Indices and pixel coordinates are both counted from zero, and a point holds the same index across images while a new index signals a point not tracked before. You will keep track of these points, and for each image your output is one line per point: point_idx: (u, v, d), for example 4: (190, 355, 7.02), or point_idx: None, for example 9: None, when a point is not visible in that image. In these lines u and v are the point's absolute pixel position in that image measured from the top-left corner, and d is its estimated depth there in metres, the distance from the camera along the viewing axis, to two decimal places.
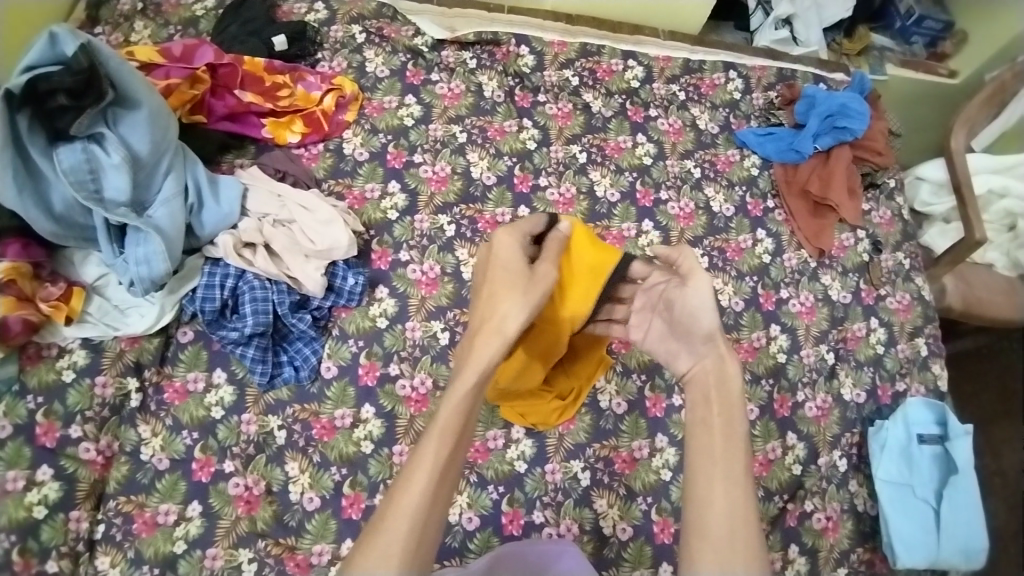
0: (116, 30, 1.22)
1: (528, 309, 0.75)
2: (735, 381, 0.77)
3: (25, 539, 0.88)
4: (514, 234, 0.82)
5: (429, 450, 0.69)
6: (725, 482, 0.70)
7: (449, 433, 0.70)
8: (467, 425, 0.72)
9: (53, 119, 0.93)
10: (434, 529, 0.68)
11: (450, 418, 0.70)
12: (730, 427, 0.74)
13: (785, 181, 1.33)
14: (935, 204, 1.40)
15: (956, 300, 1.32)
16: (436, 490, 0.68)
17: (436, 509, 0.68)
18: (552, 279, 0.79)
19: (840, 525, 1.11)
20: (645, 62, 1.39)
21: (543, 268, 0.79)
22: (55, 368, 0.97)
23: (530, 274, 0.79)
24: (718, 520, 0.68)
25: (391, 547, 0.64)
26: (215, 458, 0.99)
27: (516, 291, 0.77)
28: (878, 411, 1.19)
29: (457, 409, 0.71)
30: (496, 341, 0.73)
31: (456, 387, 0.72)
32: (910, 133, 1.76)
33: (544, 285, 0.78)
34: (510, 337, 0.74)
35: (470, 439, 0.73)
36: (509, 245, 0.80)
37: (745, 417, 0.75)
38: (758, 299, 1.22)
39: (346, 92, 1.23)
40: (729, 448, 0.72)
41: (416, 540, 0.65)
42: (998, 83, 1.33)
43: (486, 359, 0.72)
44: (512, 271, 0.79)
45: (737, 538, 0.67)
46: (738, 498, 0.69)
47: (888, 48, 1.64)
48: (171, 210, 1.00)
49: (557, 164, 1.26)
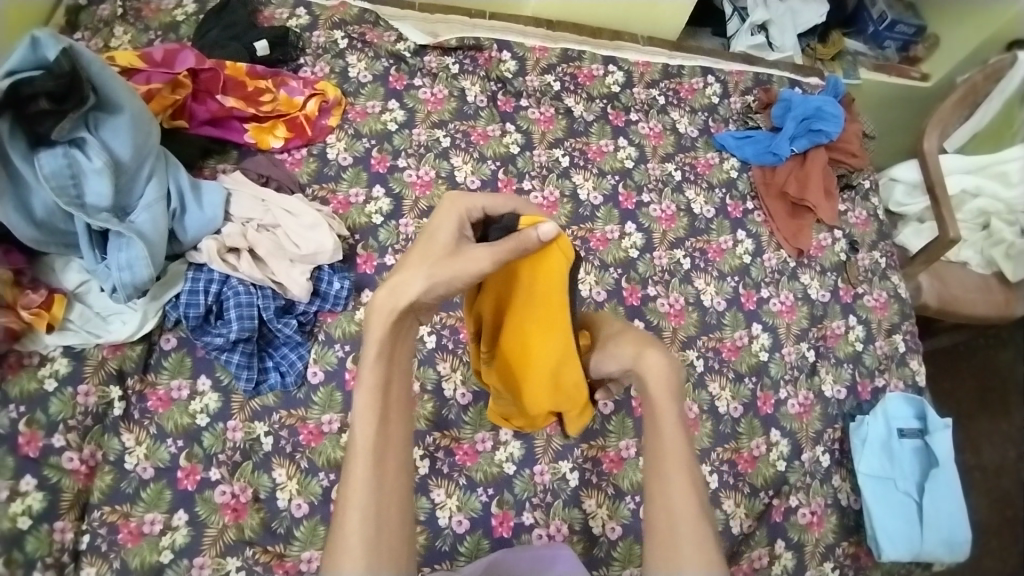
0: (95, 34, 1.20)
1: (429, 281, 0.69)
2: (655, 379, 0.73)
3: (10, 550, 0.86)
4: (457, 206, 0.73)
5: (358, 437, 0.66)
6: (660, 482, 0.69)
7: (370, 412, 0.66)
8: (390, 398, 0.68)
9: (33, 124, 0.92)
10: (394, 516, 0.65)
11: (366, 396, 0.67)
12: (659, 433, 0.71)
13: (763, 183, 1.36)
14: (909, 205, 1.44)
15: (932, 297, 1.36)
16: (380, 475, 0.65)
17: (387, 496, 0.65)
18: (473, 269, 0.70)
19: (825, 519, 1.13)
20: (625, 67, 1.41)
21: (474, 255, 0.70)
22: (36, 376, 0.95)
23: (450, 245, 0.71)
24: (661, 525, 0.67)
25: (352, 544, 0.62)
26: (201, 466, 0.98)
27: (424, 263, 0.69)
28: (858, 406, 1.21)
29: (372, 386, 0.67)
30: (390, 310, 0.68)
31: (367, 365, 0.68)
32: (883, 136, 1.82)
33: (458, 271, 0.69)
34: (405, 305, 0.69)
35: (402, 412, 0.69)
36: (443, 221, 0.72)
37: (675, 411, 0.72)
38: (740, 298, 1.24)
39: (329, 97, 1.22)
40: (659, 451, 0.70)
41: (374, 532, 0.63)
42: (970, 86, 1.38)
43: (382, 326, 0.68)
44: (432, 247, 0.71)
45: (680, 533, 0.66)
46: (677, 496, 0.68)
47: (861, 53, 1.68)
48: (154, 215, 0.99)
49: (540, 167, 1.27)
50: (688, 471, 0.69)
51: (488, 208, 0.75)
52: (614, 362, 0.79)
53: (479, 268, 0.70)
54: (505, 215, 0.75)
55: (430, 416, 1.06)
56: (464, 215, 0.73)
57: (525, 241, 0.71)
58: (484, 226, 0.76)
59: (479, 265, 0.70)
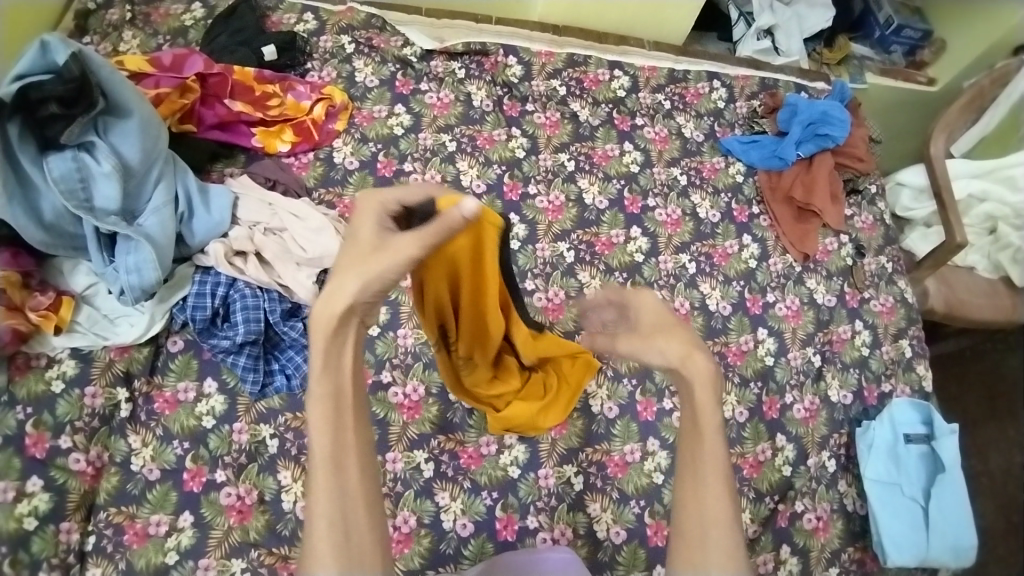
0: (104, 39, 1.22)
1: (363, 282, 0.63)
2: (701, 384, 0.70)
3: (16, 551, 0.87)
4: (376, 201, 0.69)
5: (314, 448, 0.62)
6: (693, 488, 0.69)
7: (324, 421, 0.63)
8: (345, 405, 0.64)
9: (43, 128, 0.94)
10: (363, 521, 0.63)
11: (319, 404, 0.63)
12: (697, 434, 0.70)
13: (769, 188, 1.35)
14: (916, 209, 1.43)
15: (939, 302, 1.36)
16: (343, 484, 0.63)
17: (353, 504, 0.63)
18: (402, 258, 0.64)
19: (831, 524, 1.13)
20: (631, 71, 1.41)
21: (399, 245, 0.65)
22: (44, 378, 0.96)
23: (377, 243, 0.66)
24: (692, 529, 0.68)
25: (322, 556, 0.60)
26: (207, 468, 0.98)
27: (355, 264, 0.64)
28: (864, 412, 1.21)
29: (323, 397, 0.63)
30: (326, 318, 0.63)
31: (314, 375, 0.63)
32: (889, 141, 1.82)
33: (388, 264, 0.64)
34: (342, 310, 0.63)
35: (360, 414, 0.66)
36: (365, 222, 0.67)
37: (717, 421, 0.69)
38: (745, 302, 1.24)
39: (335, 102, 1.23)
40: (697, 453, 0.70)
41: (344, 541, 0.61)
42: (977, 89, 1.38)
43: (323, 334, 0.63)
44: (359, 247, 0.66)
45: (709, 535, 0.67)
46: (710, 504, 0.68)
47: (867, 57, 1.68)
48: (162, 218, 1.00)
49: (546, 171, 1.28)
50: (723, 475, 0.68)
51: (405, 201, 0.72)
52: (659, 357, 0.72)
53: (407, 256, 0.64)
54: (422, 206, 0.73)
55: (435, 419, 1.06)
56: (385, 211, 0.69)
57: (452, 223, 0.66)
58: (407, 219, 0.72)
59: (407, 254, 0.64)
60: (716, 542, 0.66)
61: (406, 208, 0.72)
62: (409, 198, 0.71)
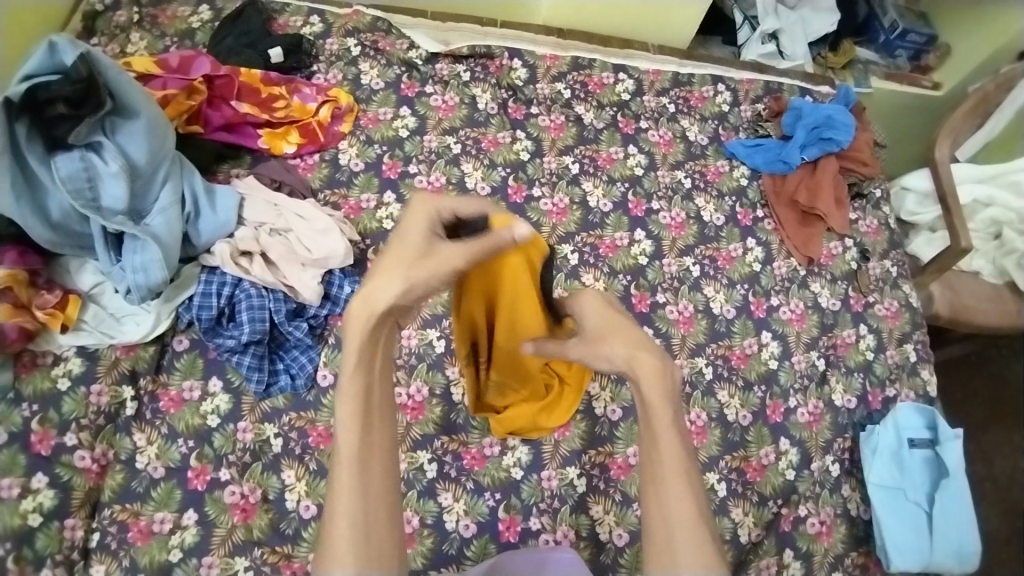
0: (112, 41, 1.23)
1: (405, 285, 0.68)
2: (651, 382, 0.71)
3: (20, 547, 0.87)
4: (428, 206, 0.73)
5: (341, 446, 0.66)
6: (656, 489, 0.69)
7: (353, 420, 0.67)
8: (372, 406, 0.68)
9: (51, 127, 0.94)
10: (383, 521, 0.65)
11: (348, 404, 0.67)
12: (654, 435, 0.70)
13: (774, 192, 1.35)
14: (922, 213, 1.43)
15: (944, 306, 1.35)
16: (366, 481, 0.65)
17: (375, 501, 0.65)
18: (449, 268, 0.69)
19: (834, 528, 1.12)
20: (636, 75, 1.41)
21: (446, 254, 0.70)
22: (50, 376, 0.96)
23: (424, 249, 0.70)
24: (658, 529, 0.68)
25: (342, 549, 0.63)
26: (211, 466, 0.99)
27: (398, 266, 0.69)
28: (869, 416, 1.21)
29: (353, 396, 0.67)
30: (364, 317, 0.68)
31: (346, 376, 0.68)
32: (894, 145, 1.82)
33: (433, 272, 0.69)
34: (383, 311, 0.68)
35: (386, 418, 0.70)
36: (416, 226, 0.72)
37: (671, 419, 0.70)
38: (749, 305, 1.24)
39: (341, 104, 1.24)
40: (657, 454, 0.70)
41: (364, 537, 0.64)
42: (982, 94, 1.37)
43: (359, 335, 0.68)
44: (405, 250, 0.70)
45: (676, 538, 0.67)
46: (673, 503, 0.68)
47: (872, 61, 1.68)
48: (169, 219, 1.01)
49: (550, 174, 1.28)
50: (687, 475, 0.69)
51: (458, 210, 0.75)
52: (607, 360, 0.73)
53: (453, 266, 0.70)
54: (474, 219, 0.76)
55: (438, 420, 1.07)
56: (436, 217, 0.73)
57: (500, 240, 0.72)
58: (456, 228, 0.76)
59: (455, 265, 0.70)
60: (684, 543, 0.66)
61: (460, 217, 0.75)
62: (462, 208, 0.75)
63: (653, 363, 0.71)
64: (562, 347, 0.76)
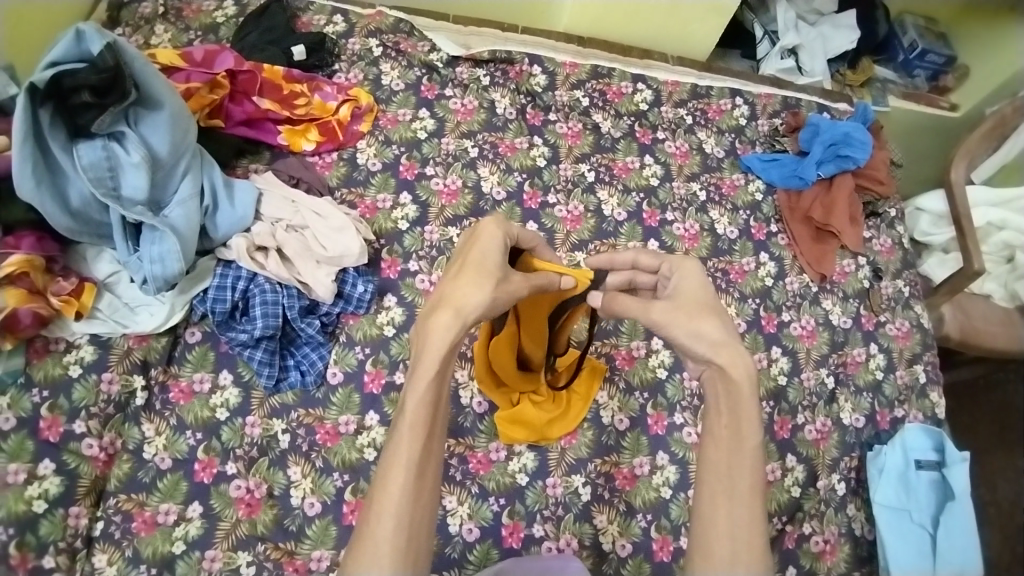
0: (136, 32, 1.24)
1: (490, 300, 0.72)
2: (739, 389, 0.74)
3: (23, 533, 0.87)
4: (501, 226, 0.77)
5: (403, 447, 0.68)
6: (729, 500, 0.71)
7: (420, 425, 0.68)
8: (437, 415, 0.70)
9: (75, 116, 0.95)
10: (424, 526, 0.67)
11: (419, 410, 0.69)
12: (737, 441, 0.73)
13: (789, 207, 1.35)
14: (934, 234, 1.43)
15: (954, 328, 1.35)
16: (417, 487, 0.67)
17: (420, 508, 0.67)
18: (516, 295, 0.76)
19: (838, 548, 1.12)
20: (654, 86, 1.42)
21: (517, 281, 0.76)
22: (61, 362, 0.97)
23: (506, 270, 0.75)
24: (720, 538, 0.70)
25: (382, 551, 0.64)
26: (218, 459, 0.99)
27: (485, 279, 0.72)
28: (876, 435, 1.20)
29: (426, 400, 0.69)
30: (453, 324, 0.70)
31: (421, 379, 0.69)
32: (909, 165, 1.82)
33: (508, 296, 0.75)
34: (468, 322, 0.71)
35: (443, 428, 0.72)
36: (497, 240, 0.76)
37: (756, 431, 0.73)
38: (760, 320, 1.24)
39: (361, 103, 1.25)
40: (735, 464, 0.72)
41: (406, 540, 0.65)
42: (999, 117, 1.36)
43: (444, 340, 0.69)
44: (493, 266, 0.74)
45: (740, 543, 0.69)
46: (741, 511, 0.71)
47: (890, 81, 1.69)
48: (188, 211, 1.02)
49: (565, 181, 1.28)
50: (757, 490, 0.71)
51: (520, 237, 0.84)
52: (702, 342, 0.75)
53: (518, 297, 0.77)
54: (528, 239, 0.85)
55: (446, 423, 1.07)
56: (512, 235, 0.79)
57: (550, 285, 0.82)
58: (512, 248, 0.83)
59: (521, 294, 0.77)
60: (748, 551, 0.69)
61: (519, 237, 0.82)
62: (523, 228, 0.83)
63: (744, 369, 0.74)
64: (647, 307, 0.78)
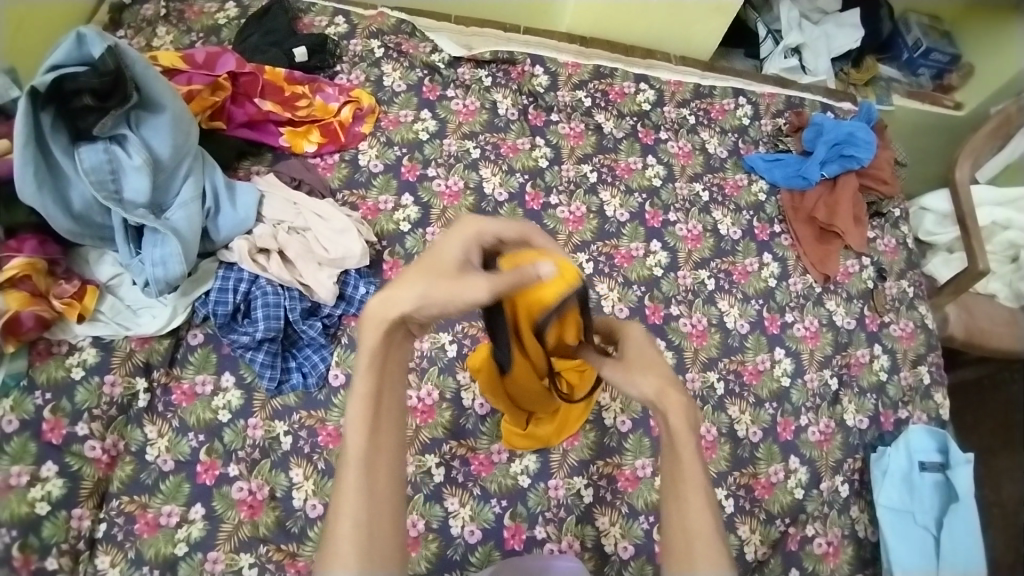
0: (138, 34, 1.24)
1: (422, 299, 0.64)
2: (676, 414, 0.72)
3: (26, 535, 0.88)
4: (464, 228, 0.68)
5: (350, 447, 0.66)
6: (678, 508, 0.70)
7: (363, 423, 0.67)
8: (382, 410, 0.68)
9: (76, 119, 0.95)
10: (387, 522, 0.66)
11: (359, 409, 0.67)
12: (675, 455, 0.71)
13: (792, 207, 1.35)
14: (939, 234, 1.42)
15: (959, 329, 1.34)
16: (371, 484, 0.66)
17: (380, 504, 0.66)
18: (471, 298, 0.64)
19: (841, 550, 1.11)
20: (656, 86, 1.41)
21: (473, 281, 0.64)
22: (64, 365, 0.97)
23: (458, 270, 0.66)
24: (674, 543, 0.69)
25: (344, 549, 0.63)
26: (220, 461, 0.99)
27: (421, 275, 0.65)
28: (880, 437, 1.20)
29: (364, 398, 0.67)
30: (378, 322, 0.66)
31: (358, 378, 0.67)
32: (914, 164, 1.81)
33: (455, 296, 0.64)
34: (394, 317, 0.65)
35: (395, 421, 0.70)
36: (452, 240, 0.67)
37: (696, 445, 0.71)
38: (764, 321, 1.23)
39: (363, 105, 1.25)
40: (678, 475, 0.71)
41: (367, 538, 0.64)
42: (1004, 117, 1.34)
43: (370, 337, 0.66)
44: (437, 264, 0.66)
45: (694, 548, 0.68)
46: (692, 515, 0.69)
47: (894, 79, 1.68)
48: (190, 213, 1.02)
49: (568, 182, 1.28)
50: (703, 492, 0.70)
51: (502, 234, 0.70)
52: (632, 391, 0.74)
53: (473, 300, 0.64)
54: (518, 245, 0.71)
55: (447, 425, 1.07)
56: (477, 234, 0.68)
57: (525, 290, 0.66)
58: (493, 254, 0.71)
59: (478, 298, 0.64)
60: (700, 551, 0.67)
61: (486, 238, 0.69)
62: (502, 227, 0.70)
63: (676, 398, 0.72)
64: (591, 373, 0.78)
